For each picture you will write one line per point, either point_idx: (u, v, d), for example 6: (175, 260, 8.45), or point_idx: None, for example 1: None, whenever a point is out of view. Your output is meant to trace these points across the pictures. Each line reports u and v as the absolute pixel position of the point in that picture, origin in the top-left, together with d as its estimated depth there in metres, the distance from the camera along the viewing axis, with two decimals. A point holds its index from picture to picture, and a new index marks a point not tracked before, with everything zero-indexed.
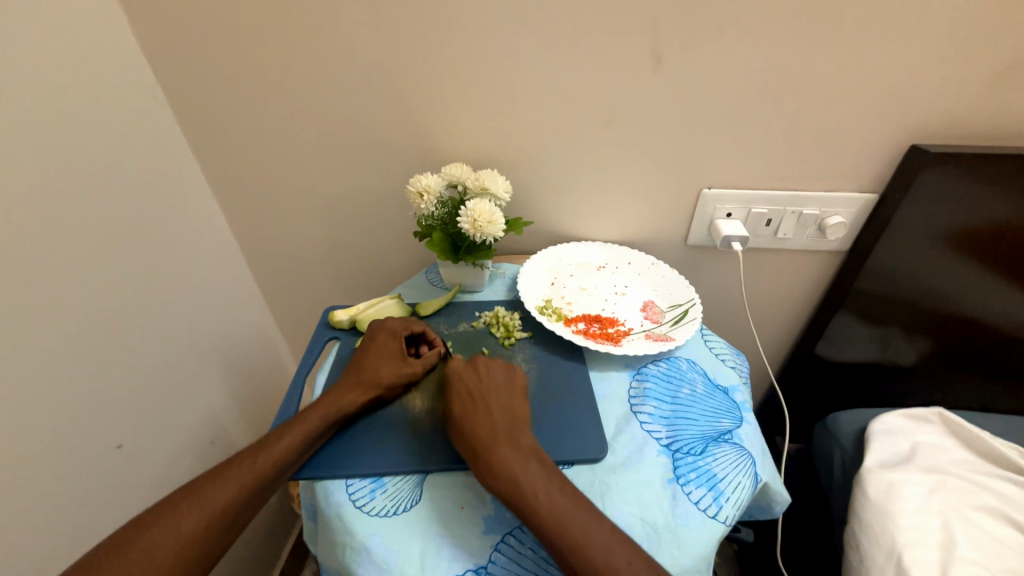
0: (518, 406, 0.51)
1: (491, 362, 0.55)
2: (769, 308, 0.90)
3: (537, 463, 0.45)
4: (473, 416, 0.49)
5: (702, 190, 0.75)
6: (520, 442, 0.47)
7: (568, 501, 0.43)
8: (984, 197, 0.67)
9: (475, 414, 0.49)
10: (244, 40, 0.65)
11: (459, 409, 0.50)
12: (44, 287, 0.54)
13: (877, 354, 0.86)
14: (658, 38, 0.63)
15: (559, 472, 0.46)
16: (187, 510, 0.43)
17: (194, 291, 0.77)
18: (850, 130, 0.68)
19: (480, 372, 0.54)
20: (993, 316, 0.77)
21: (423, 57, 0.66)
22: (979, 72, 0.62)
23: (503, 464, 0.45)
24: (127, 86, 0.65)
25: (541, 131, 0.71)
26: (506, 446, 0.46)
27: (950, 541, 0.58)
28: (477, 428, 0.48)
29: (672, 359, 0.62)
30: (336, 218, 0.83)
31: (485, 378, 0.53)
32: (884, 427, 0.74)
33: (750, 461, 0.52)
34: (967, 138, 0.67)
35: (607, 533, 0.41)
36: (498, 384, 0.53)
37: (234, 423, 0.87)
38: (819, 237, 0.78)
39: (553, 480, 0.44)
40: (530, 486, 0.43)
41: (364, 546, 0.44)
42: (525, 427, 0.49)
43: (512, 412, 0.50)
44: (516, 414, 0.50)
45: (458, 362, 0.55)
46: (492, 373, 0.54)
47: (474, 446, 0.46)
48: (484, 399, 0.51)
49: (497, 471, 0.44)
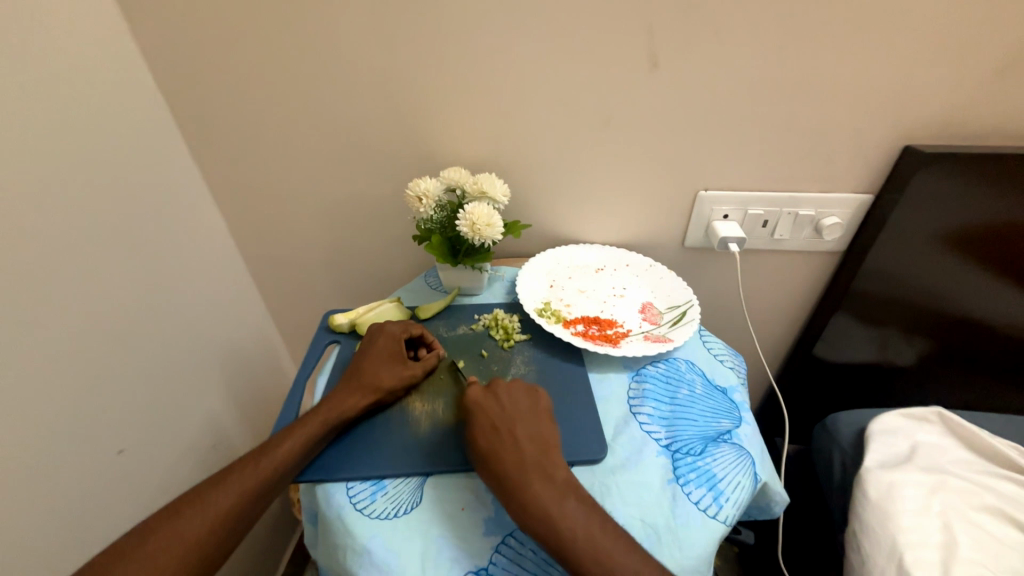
0: (546, 434, 0.49)
1: (511, 385, 0.53)
2: (768, 309, 0.90)
3: (576, 500, 0.44)
4: (502, 448, 0.47)
5: (699, 192, 0.76)
6: (552, 475, 0.45)
7: (606, 536, 0.42)
8: (978, 197, 0.68)
9: (504, 445, 0.47)
10: (244, 47, 0.66)
11: (486, 443, 0.47)
12: (46, 291, 0.54)
13: (876, 354, 0.86)
14: (653, 43, 0.64)
15: (580, 495, 0.45)
16: (190, 517, 0.43)
17: (194, 296, 0.77)
18: (844, 132, 0.69)
19: (501, 399, 0.51)
20: (990, 315, 0.78)
21: (421, 63, 0.67)
22: (969, 74, 0.63)
23: (540, 502, 0.43)
24: (128, 93, 0.66)
25: (538, 134, 0.72)
26: (540, 483, 0.44)
27: (951, 541, 0.58)
28: (506, 459, 0.46)
29: (671, 360, 0.63)
30: (336, 222, 0.83)
31: (507, 403, 0.51)
32: (883, 427, 0.74)
33: (750, 460, 0.52)
34: (959, 138, 0.68)
35: (639, 561, 0.41)
36: (522, 410, 0.51)
37: (234, 428, 0.87)
38: (816, 238, 0.79)
39: (588, 513, 0.43)
40: (567, 523, 0.42)
41: (365, 549, 0.44)
42: (557, 457, 0.47)
43: (541, 441, 0.48)
44: (543, 443, 0.48)
45: (478, 388, 0.52)
46: (515, 397, 0.52)
47: (507, 483, 0.45)
48: (511, 428, 0.49)
49: (534, 508, 0.43)
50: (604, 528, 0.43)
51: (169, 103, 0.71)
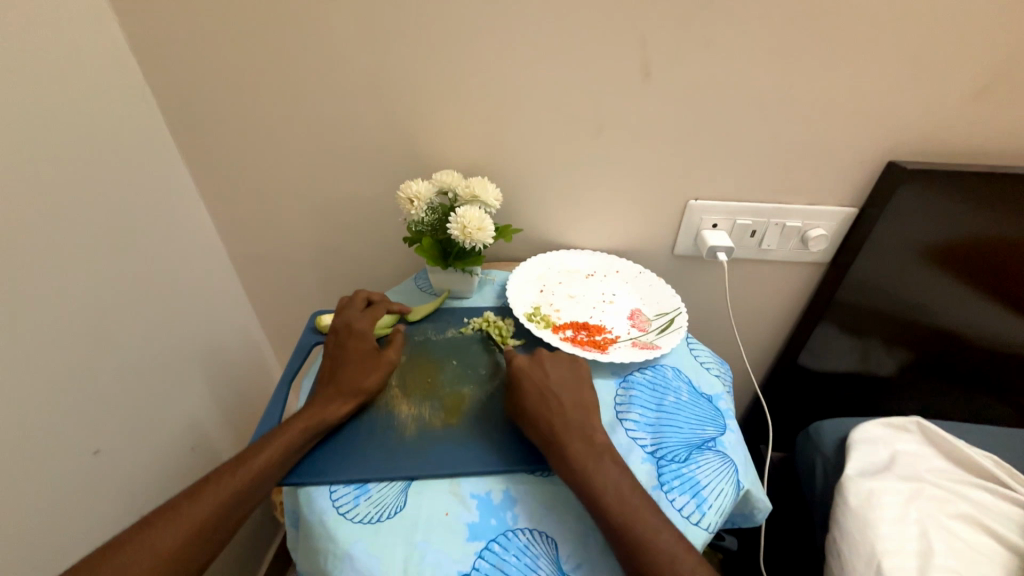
0: (588, 399, 0.53)
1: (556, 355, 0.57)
2: (755, 318, 0.92)
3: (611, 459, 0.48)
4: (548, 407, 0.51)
5: (688, 201, 0.77)
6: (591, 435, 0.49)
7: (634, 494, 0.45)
8: (957, 213, 0.70)
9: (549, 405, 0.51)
10: (236, 43, 0.66)
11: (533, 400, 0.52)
12: (23, 286, 0.53)
13: (858, 364, 0.88)
14: (646, 53, 0.64)
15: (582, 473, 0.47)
16: (164, 529, 0.42)
17: (178, 294, 0.76)
18: (830, 146, 0.70)
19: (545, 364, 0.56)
20: (968, 328, 0.80)
21: (416, 65, 0.67)
22: (951, 93, 0.65)
23: (578, 457, 0.47)
24: (115, 86, 0.64)
25: (531, 139, 0.72)
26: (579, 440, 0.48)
27: (927, 548, 0.60)
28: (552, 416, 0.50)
29: (658, 367, 0.63)
30: (325, 222, 0.82)
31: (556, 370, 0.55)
32: (864, 436, 0.75)
33: (733, 468, 0.52)
34: (941, 155, 0.69)
35: (662, 523, 0.44)
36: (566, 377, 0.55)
37: (216, 429, 0.85)
38: (802, 249, 0.80)
39: (620, 472, 0.47)
40: (601, 478, 0.46)
41: (346, 554, 0.43)
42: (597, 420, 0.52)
43: (582, 404, 0.52)
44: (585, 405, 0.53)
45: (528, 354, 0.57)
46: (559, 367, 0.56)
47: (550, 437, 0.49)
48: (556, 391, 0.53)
49: (572, 462, 0.47)
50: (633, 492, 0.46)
51: (157, 97, 0.70)
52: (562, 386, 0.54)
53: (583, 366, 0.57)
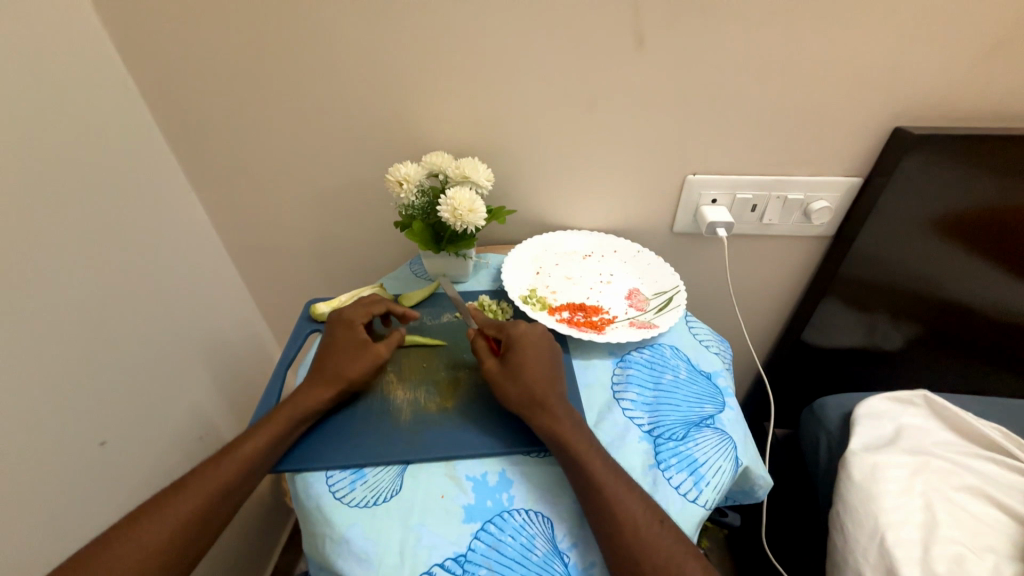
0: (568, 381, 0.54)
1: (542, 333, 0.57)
2: (757, 294, 0.90)
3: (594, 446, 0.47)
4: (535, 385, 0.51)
5: (687, 176, 0.75)
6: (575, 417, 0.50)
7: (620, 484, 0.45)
8: (967, 179, 0.67)
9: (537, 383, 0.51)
10: (217, 26, 0.64)
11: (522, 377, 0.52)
12: (15, 283, 0.53)
13: (863, 339, 0.86)
14: (641, 21, 0.62)
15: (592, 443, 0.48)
16: (155, 520, 0.43)
17: (177, 287, 0.76)
18: (834, 113, 0.67)
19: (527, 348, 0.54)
20: (977, 298, 0.78)
21: (402, 42, 0.65)
22: (963, 52, 0.61)
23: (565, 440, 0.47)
24: (97, 75, 0.63)
25: (523, 117, 0.70)
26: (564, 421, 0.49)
27: (932, 520, 0.59)
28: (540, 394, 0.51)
29: (655, 346, 0.62)
30: (318, 210, 0.82)
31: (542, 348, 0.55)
32: (869, 410, 0.74)
33: (731, 445, 0.52)
34: (951, 119, 0.67)
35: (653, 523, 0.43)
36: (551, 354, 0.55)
37: (222, 419, 0.86)
38: (805, 222, 0.78)
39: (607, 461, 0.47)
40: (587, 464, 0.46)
41: (343, 537, 0.44)
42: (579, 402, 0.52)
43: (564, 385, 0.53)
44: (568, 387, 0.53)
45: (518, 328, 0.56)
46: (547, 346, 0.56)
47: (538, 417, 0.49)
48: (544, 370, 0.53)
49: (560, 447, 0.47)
50: (615, 473, 0.46)
51: (141, 86, 0.68)
52: (543, 374, 0.52)
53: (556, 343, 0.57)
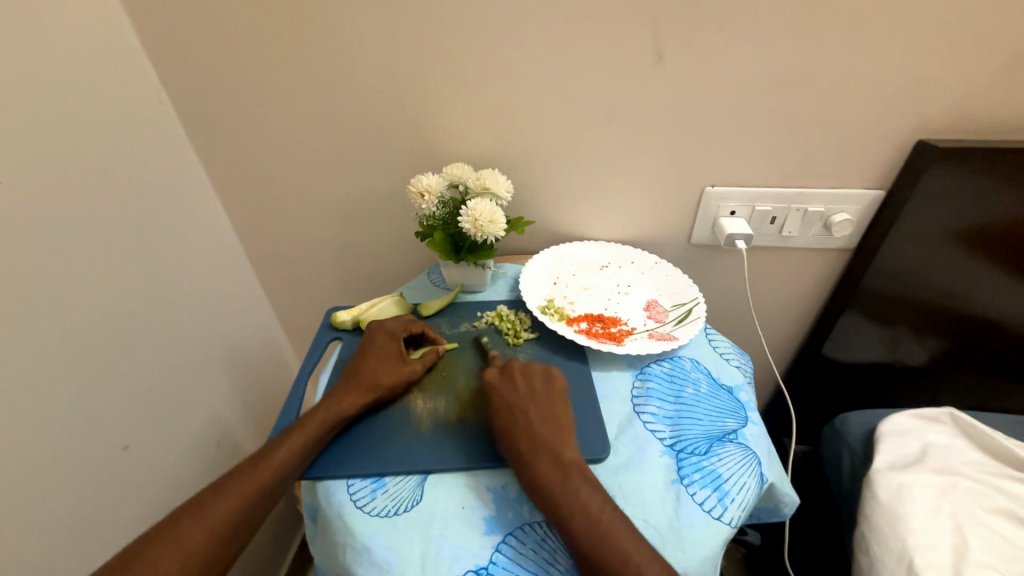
0: (559, 416, 0.51)
1: (527, 370, 0.55)
2: (776, 307, 0.89)
3: (582, 480, 0.45)
4: (516, 429, 0.49)
5: (705, 189, 0.75)
6: (562, 456, 0.47)
7: (609, 521, 0.42)
8: (993, 193, 0.66)
9: (519, 428, 0.49)
10: (247, 43, 0.66)
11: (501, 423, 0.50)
12: (50, 288, 0.55)
13: (886, 354, 0.85)
14: (659, 37, 0.63)
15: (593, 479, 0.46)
16: (190, 524, 0.43)
17: (200, 293, 0.77)
18: (854, 125, 0.67)
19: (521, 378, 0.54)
20: (1006, 314, 0.76)
21: (424, 57, 0.67)
22: (986, 66, 0.61)
23: (547, 481, 0.45)
24: (131, 90, 0.66)
25: (542, 130, 0.71)
26: (548, 460, 0.46)
27: (963, 543, 0.57)
28: (520, 439, 0.48)
29: (675, 359, 0.62)
30: (339, 219, 0.83)
31: (523, 387, 0.53)
32: (894, 428, 0.72)
33: (755, 461, 0.51)
34: (975, 132, 0.66)
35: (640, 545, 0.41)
36: (537, 391, 0.53)
37: (239, 424, 0.87)
38: (825, 235, 0.77)
39: (596, 497, 0.44)
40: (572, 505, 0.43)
41: (365, 547, 0.44)
42: (568, 438, 0.49)
43: (554, 421, 0.50)
44: (557, 424, 0.50)
45: (493, 373, 0.55)
46: (531, 383, 0.54)
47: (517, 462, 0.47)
48: (527, 411, 0.51)
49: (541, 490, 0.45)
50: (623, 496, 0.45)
51: (172, 99, 0.71)
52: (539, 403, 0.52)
53: (552, 381, 0.54)
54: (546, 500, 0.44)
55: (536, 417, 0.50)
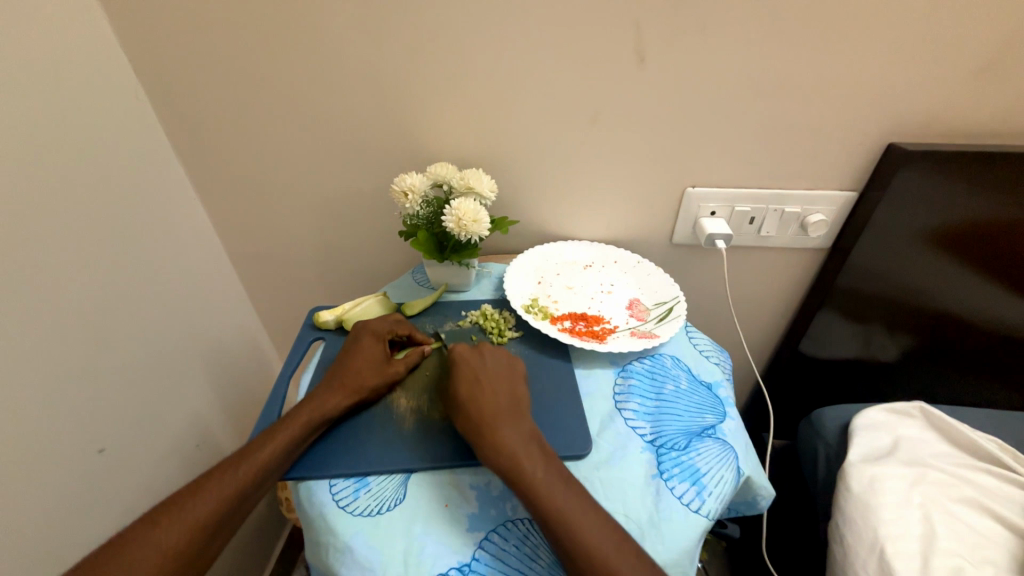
0: (519, 390, 0.52)
1: (494, 349, 0.56)
2: (755, 305, 0.91)
3: (540, 450, 0.46)
4: (480, 399, 0.49)
5: (686, 189, 0.76)
6: (522, 426, 0.48)
7: (568, 491, 0.43)
8: (959, 195, 0.69)
9: (483, 396, 0.50)
10: (227, 39, 0.65)
11: (465, 392, 0.50)
12: (22, 288, 0.53)
13: (860, 350, 0.87)
14: (642, 40, 0.63)
15: (549, 451, 0.47)
16: (168, 526, 0.42)
17: (179, 293, 0.76)
18: (830, 128, 0.69)
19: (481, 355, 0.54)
20: (971, 311, 0.79)
21: (409, 55, 0.66)
22: (952, 73, 0.64)
23: (509, 446, 0.45)
24: (107, 85, 0.64)
25: (526, 130, 0.72)
26: (509, 428, 0.47)
27: (930, 532, 0.59)
28: (484, 406, 0.49)
29: (656, 356, 0.63)
30: (322, 218, 0.82)
31: (489, 362, 0.54)
32: (867, 421, 0.74)
33: (732, 455, 0.52)
34: (942, 136, 0.69)
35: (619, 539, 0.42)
36: (501, 367, 0.54)
37: (220, 426, 0.86)
38: (802, 235, 0.79)
39: (553, 467, 0.45)
40: (532, 470, 0.44)
41: (347, 546, 0.44)
42: (527, 412, 0.50)
43: (515, 395, 0.51)
44: (518, 398, 0.51)
45: (461, 347, 0.56)
46: (497, 360, 0.54)
47: (478, 428, 0.47)
48: (491, 383, 0.51)
49: (502, 452, 0.45)
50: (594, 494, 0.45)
51: (149, 95, 0.69)
52: (498, 379, 0.52)
53: (519, 366, 0.55)
54: (507, 465, 0.44)
55: (494, 393, 0.50)
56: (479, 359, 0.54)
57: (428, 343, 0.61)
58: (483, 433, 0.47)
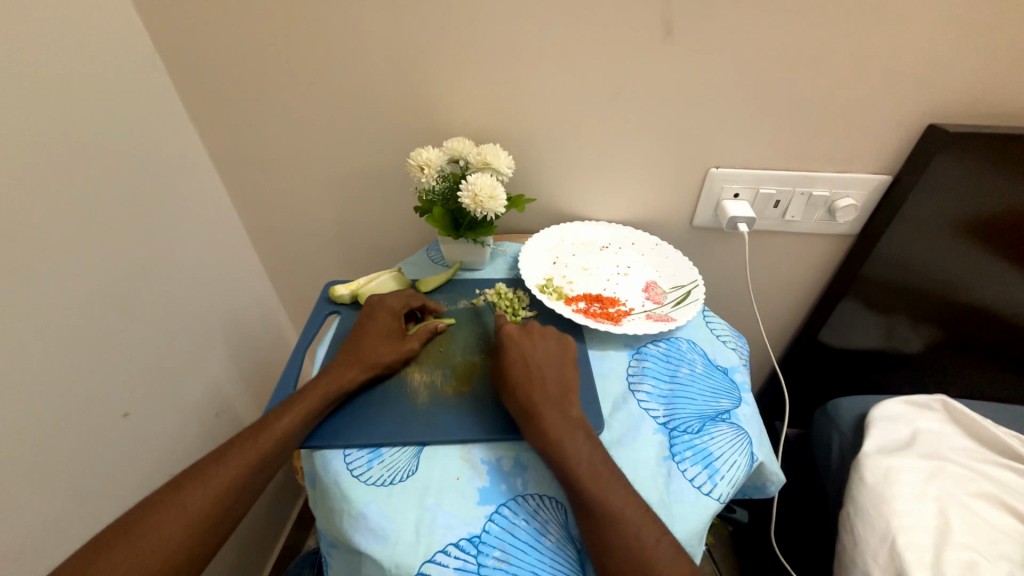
0: (571, 377, 0.52)
1: (545, 333, 0.56)
2: (775, 292, 0.89)
3: (584, 435, 0.47)
4: (526, 382, 0.51)
5: (709, 170, 0.74)
6: (568, 411, 0.49)
7: (607, 476, 0.44)
8: (1000, 182, 0.65)
9: (531, 380, 0.51)
10: (242, 5, 0.63)
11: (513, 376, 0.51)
12: (44, 254, 0.54)
13: (882, 341, 0.85)
14: (670, 9, 0.60)
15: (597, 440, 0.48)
16: (193, 489, 0.44)
17: (197, 265, 0.77)
18: (866, 107, 0.66)
19: (535, 338, 0.55)
20: (1004, 304, 0.76)
21: (425, 23, 0.64)
22: (1006, 48, 0.59)
23: (552, 430, 0.47)
24: (126, 53, 0.64)
25: (545, 104, 0.70)
26: (554, 412, 0.48)
27: (945, 525, 0.58)
28: (531, 389, 0.50)
29: (672, 339, 0.62)
30: (337, 193, 0.82)
31: (540, 346, 0.54)
32: (885, 413, 0.73)
33: (746, 440, 0.52)
34: (988, 118, 0.64)
35: (626, 521, 0.42)
36: (551, 353, 0.54)
37: (238, 396, 0.88)
38: (829, 220, 0.76)
39: (596, 452, 0.46)
40: (575, 454, 0.45)
41: (361, 513, 0.45)
42: (575, 398, 0.51)
43: (565, 381, 0.52)
44: (566, 384, 0.51)
45: (513, 327, 0.56)
46: (548, 345, 0.55)
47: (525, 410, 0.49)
48: (540, 367, 0.52)
49: (545, 434, 0.46)
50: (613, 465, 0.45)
51: (166, 64, 0.69)
52: (549, 364, 0.53)
53: (574, 355, 0.54)
54: (549, 448, 0.46)
55: (543, 379, 0.51)
56: (533, 345, 0.54)
57: (443, 319, 0.61)
58: (529, 416, 0.48)
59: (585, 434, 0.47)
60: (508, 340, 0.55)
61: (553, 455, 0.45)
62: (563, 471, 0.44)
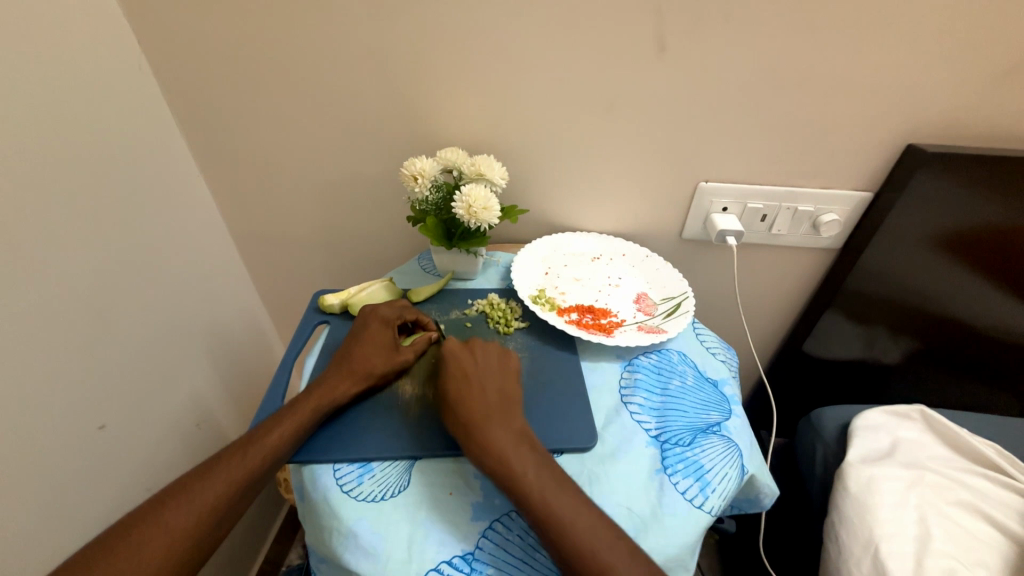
0: (514, 391, 0.52)
1: (488, 346, 0.55)
2: (761, 304, 0.91)
3: (529, 448, 0.46)
4: (468, 395, 0.49)
5: (699, 184, 0.75)
6: (512, 424, 0.48)
7: (557, 486, 0.43)
8: (974, 199, 0.68)
9: (471, 393, 0.50)
10: (235, 11, 0.63)
11: (455, 388, 0.50)
12: (21, 259, 0.52)
13: (863, 352, 0.87)
14: (662, 29, 0.62)
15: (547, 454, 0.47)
16: (176, 509, 0.42)
17: (181, 272, 0.75)
18: (848, 128, 0.68)
19: (475, 354, 0.54)
20: (979, 316, 0.78)
21: (421, 35, 0.64)
22: (978, 74, 0.62)
23: (496, 444, 0.45)
24: (113, 56, 0.62)
25: (539, 117, 0.70)
26: (496, 425, 0.47)
27: (925, 533, 0.60)
28: (472, 402, 0.49)
29: (663, 351, 0.62)
30: (327, 201, 0.81)
31: (481, 360, 0.53)
32: (867, 423, 0.75)
33: (737, 453, 0.52)
34: (962, 139, 0.67)
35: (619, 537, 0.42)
36: (492, 366, 0.53)
37: (221, 406, 0.86)
38: (813, 234, 0.78)
39: (544, 463, 0.45)
40: (521, 467, 0.44)
41: (351, 531, 0.44)
42: (517, 409, 0.50)
43: (506, 394, 0.51)
44: (509, 396, 0.51)
45: (453, 342, 0.55)
46: (489, 358, 0.54)
47: (467, 422, 0.47)
48: (481, 381, 0.51)
49: (489, 449, 0.45)
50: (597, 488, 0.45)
51: (155, 68, 0.67)
52: (491, 378, 0.52)
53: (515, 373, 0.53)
54: (494, 464, 0.44)
55: (486, 392, 0.50)
56: (474, 358, 0.53)
57: (435, 329, 0.61)
58: (471, 430, 0.47)
59: (530, 446, 0.46)
60: (449, 354, 0.54)
61: (500, 469, 0.44)
62: (531, 478, 0.43)
